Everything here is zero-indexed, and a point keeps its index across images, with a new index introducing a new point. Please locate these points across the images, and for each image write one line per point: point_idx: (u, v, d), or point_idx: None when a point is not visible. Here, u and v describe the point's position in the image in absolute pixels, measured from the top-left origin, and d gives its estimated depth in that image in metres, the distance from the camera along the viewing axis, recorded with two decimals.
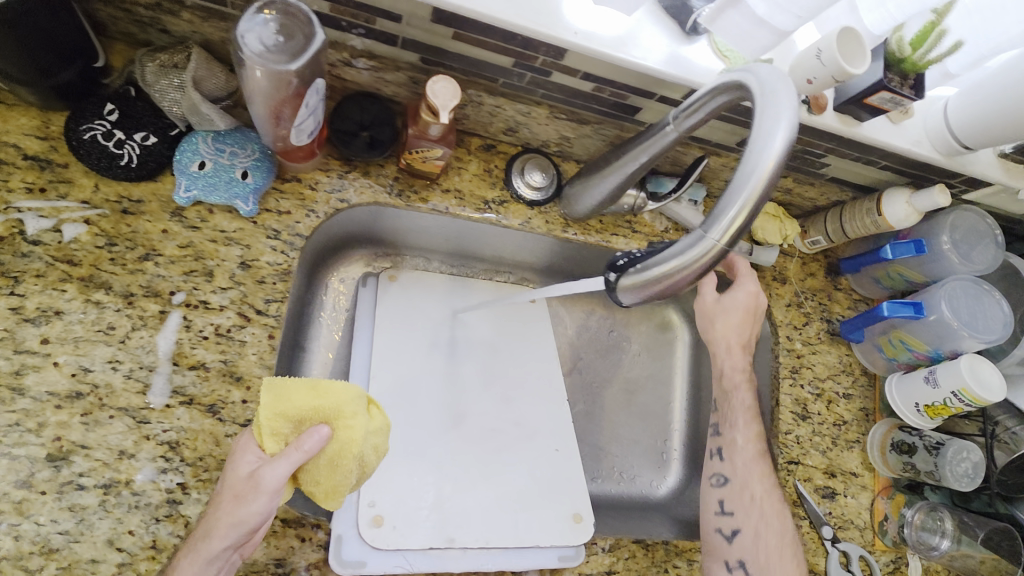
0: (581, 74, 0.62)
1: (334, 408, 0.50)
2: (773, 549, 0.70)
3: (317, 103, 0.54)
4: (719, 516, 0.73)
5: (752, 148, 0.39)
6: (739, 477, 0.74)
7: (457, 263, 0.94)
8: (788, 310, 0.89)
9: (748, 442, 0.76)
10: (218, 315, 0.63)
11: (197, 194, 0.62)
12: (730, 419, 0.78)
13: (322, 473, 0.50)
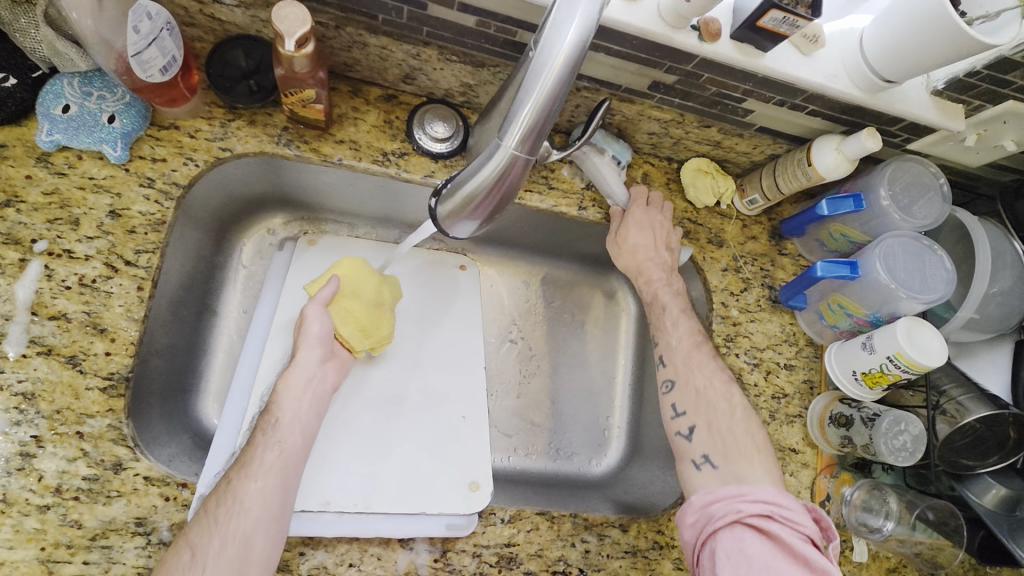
0: (457, 5, 0.58)
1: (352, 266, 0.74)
2: (732, 427, 0.65)
3: (155, 31, 0.52)
4: (674, 420, 0.68)
5: (540, 48, 0.37)
6: (684, 374, 0.70)
7: (384, 229, 0.89)
8: (724, 275, 0.82)
9: (684, 339, 0.72)
10: (83, 265, 0.60)
11: (60, 138, 0.60)
12: (660, 329, 0.74)
13: (367, 310, 0.71)
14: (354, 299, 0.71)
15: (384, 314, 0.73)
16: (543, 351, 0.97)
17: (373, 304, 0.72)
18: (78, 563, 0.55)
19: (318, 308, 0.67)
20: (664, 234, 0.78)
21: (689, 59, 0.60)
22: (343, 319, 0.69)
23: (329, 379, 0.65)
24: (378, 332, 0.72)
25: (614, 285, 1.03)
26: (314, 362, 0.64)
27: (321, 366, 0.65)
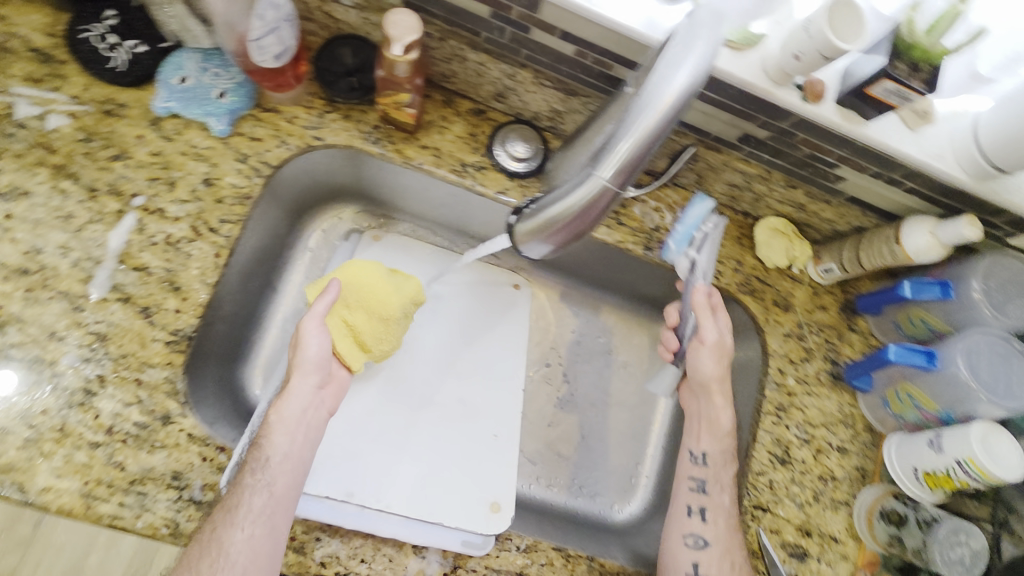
0: (559, 33, 0.58)
1: (361, 272, 0.72)
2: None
3: (278, 22, 0.55)
4: None
5: (652, 81, 0.35)
6: (723, 542, 0.67)
7: (448, 237, 0.90)
8: (785, 340, 0.79)
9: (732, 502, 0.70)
10: (172, 225, 0.64)
11: (174, 106, 0.65)
12: (719, 479, 0.71)
13: (368, 325, 0.70)
14: (358, 310, 0.69)
15: (388, 328, 0.72)
16: (581, 384, 0.96)
17: (378, 319, 0.71)
18: (114, 503, 0.57)
19: (315, 323, 0.63)
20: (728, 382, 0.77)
21: (784, 117, 0.59)
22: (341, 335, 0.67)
23: (327, 404, 0.64)
24: (378, 348, 0.71)
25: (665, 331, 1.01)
26: (310, 390, 0.62)
27: (316, 393, 0.63)
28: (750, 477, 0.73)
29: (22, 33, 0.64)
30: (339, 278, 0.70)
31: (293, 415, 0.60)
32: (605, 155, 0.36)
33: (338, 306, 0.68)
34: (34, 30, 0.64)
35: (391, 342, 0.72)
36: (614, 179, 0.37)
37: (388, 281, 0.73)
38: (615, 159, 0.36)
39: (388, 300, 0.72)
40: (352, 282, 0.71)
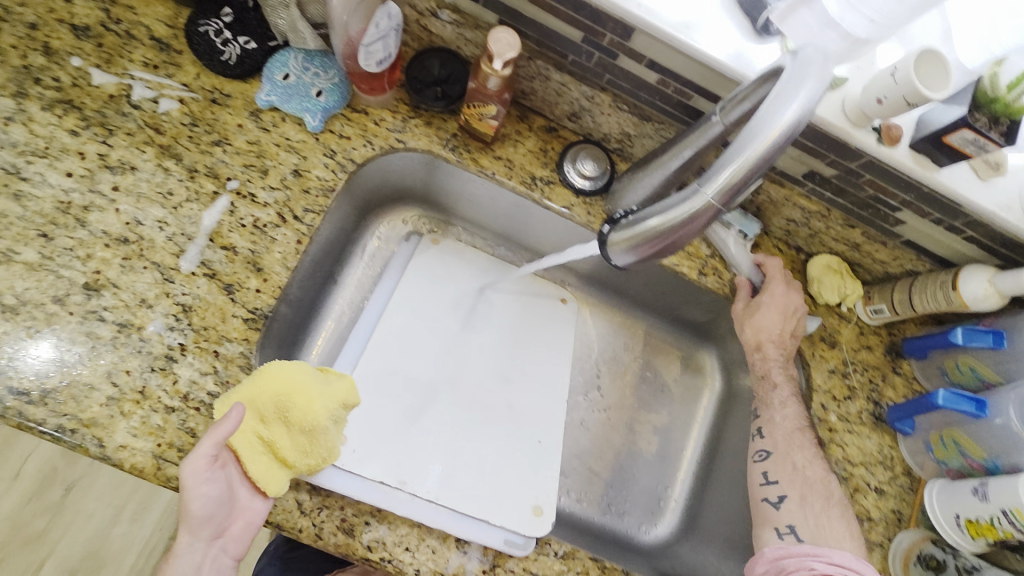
0: (646, 62, 0.62)
1: (272, 385, 0.60)
2: (823, 512, 0.70)
3: (389, 30, 0.60)
4: (765, 487, 0.75)
5: (764, 112, 0.38)
6: (781, 450, 0.76)
7: (500, 247, 0.94)
8: (829, 376, 0.80)
9: (788, 419, 0.77)
10: (261, 210, 0.68)
11: (275, 100, 0.70)
12: (766, 400, 0.80)
13: (289, 437, 0.60)
14: (276, 423, 0.59)
15: (313, 441, 0.61)
16: (615, 403, 0.97)
17: (298, 430, 0.60)
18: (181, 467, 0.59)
19: (199, 472, 0.52)
20: (794, 323, 0.78)
21: (855, 157, 0.61)
22: (251, 457, 0.56)
23: (231, 550, 0.56)
24: (301, 465, 0.59)
25: (703, 359, 1.02)
26: (203, 544, 0.53)
27: (212, 545, 0.55)
28: None
29: (145, 23, 0.69)
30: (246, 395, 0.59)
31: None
32: (711, 174, 0.39)
33: (248, 424, 0.58)
34: (156, 21, 0.69)
35: (321, 451, 0.61)
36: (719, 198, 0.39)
37: (312, 382, 0.62)
38: (722, 180, 0.39)
39: (311, 409, 0.61)
40: (265, 395, 0.59)
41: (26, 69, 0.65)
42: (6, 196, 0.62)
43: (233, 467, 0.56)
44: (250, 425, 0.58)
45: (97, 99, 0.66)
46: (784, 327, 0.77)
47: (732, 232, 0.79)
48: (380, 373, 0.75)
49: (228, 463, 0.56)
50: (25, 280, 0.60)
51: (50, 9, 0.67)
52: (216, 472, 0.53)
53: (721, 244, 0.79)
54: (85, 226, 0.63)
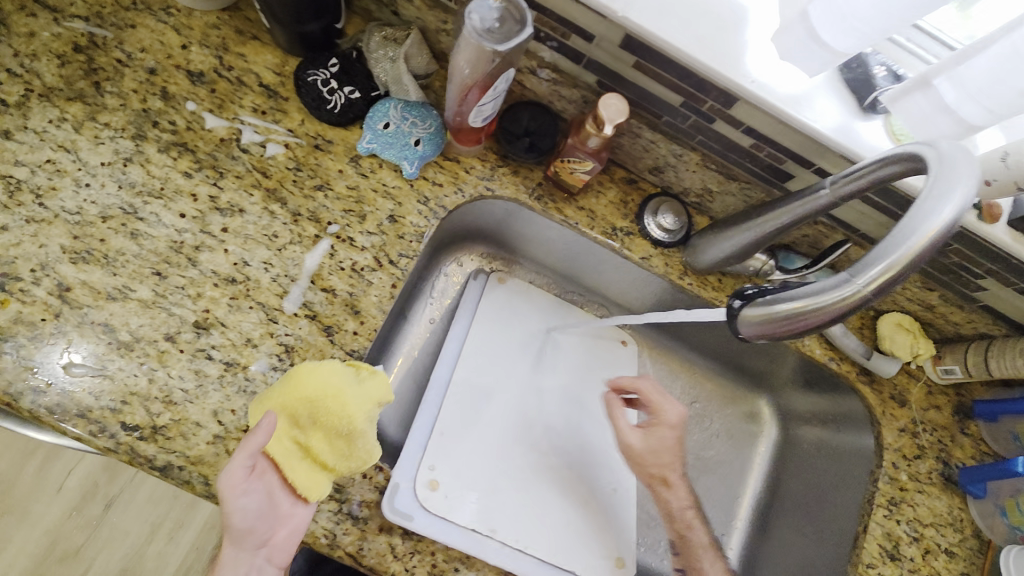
0: (743, 128, 0.65)
1: (303, 390, 0.58)
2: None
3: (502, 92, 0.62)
4: None
5: (919, 211, 0.40)
6: None
7: (563, 287, 0.95)
8: (899, 435, 0.81)
9: (713, 569, 0.77)
10: (359, 254, 0.70)
11: (375, 147, 0.72)
12: (695, 563, 0.78)
13: (328, 443, 0.58)
14: (313, 428, 0.58)
15: (350, 444, 0.58)
16: (672, 447, 0.98)
17: (335, 436, 0.58)
18: None
19: (233, 483, 0.53)
20: (674, 452, 0.78)
21: None
22: (288, 465, 0.56)
23: (274, 560, 0.56)
24: (343, 468, 0.59)
25: (760, 407, 1.02)
26: (247, 555, 0.54)
27: (257, 555, 0.55)
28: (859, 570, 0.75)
29: (255, 70, 0.72)
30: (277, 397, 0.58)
31: None
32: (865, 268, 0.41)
33: (284, 429, 0.57)
34: (265, 68, 0.72)
35: (360, 454, 0.59)
36: (874, 290, 0.40)
37: (347, 384, 0.59)
38: (878, 274, 0.40)
39: (345, 412, 0.58)
40: (298, 400, 0.58)
41: (146, 113, 0.68)
42: (124, 235, 0.64)
43: (272, 474, 0.56)
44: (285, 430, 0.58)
45: (209, 142, 0.69)
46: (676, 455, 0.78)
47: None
48: (458, 416, 0.76)
49: (266, 471, 0.56)
50: (140, 317, 0.63)
51: (168, 55, 0.70)
52: (252, 483, 0.54)
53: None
54: (196, 266, 0.65)
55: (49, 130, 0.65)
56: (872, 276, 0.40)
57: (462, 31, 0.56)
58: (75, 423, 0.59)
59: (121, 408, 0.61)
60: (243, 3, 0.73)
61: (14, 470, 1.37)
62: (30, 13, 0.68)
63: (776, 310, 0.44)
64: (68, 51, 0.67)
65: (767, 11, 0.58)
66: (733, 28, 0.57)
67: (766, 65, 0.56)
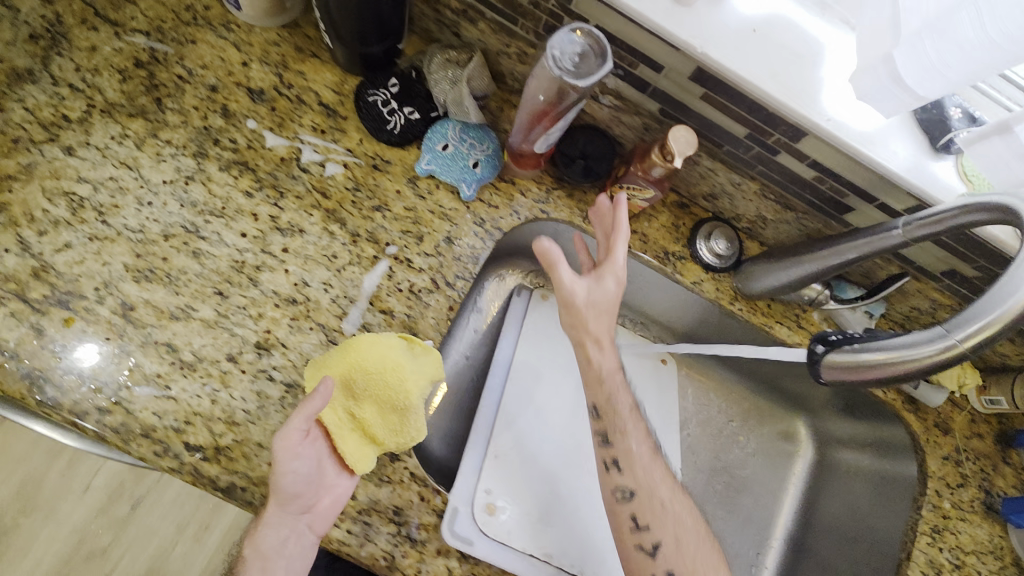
0: (808, 161, 0.65)
1: (356, 362, 0.62)
2: (694, 550, 0.65)
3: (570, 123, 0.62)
4: (636, 534, 0.65)
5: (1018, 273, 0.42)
6: (645, 485, 0.66)
7: None
8: (943, 463, 0.82)
9: (643, 447, 0.67)
10: (416, 275, 0.70)
11: (434, 168, 0.72)
12: (620, 426, 0.67)
13: (379, 416, 0.63)
14: (366, 400, 0.62)
15: (404, 420, 0.63)
16: (708, 465, 0.99)
17: (388, 411, 0.63)
18: (343, 529, 0.62)
19: (289, 445, 0.57)
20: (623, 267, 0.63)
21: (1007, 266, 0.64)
22: (340, 434, 0.61)
23: (315, 529, 0.60)
24: (390, 443, 0.62)
25: (797, 428, 1.04)
26: (293, 519, 0.59)
27: (300, 520, 0.59)
28: None
29: (314, 88, 0.72)
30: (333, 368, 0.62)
31: (268, 547, 0.59)
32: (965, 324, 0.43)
33: (341, 400, 0.63)
34: (324, 87, 0.72)
35: (410, 434, 0.63)
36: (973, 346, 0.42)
37: (400, 361, 0.64)
38: (978, 329, 0.42)
39: (402, 388, 0.63)
40: (353, 373, 0.62)
41: (207, 130, 0.67)
42: (186, 253, 0.64)
43: (324, 442, 0.61)
44: (341, 401, 0.63)
45: (270, 161, 0.69)
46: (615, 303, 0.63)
47: (856, 311, 0.78)
48: (511, 439, 0.76)
49: (319, 438, 0.61)
50: (202, 337, 0.63)
51: (229, 72, 0.69)
52: (306, 447, 0.58)
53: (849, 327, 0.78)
54: (257, 286, 0.65)
55: (111, 147, 0.64)
56: (970, 332, 0.42)
57: (543, 63, 0.56)
58: (139, 443, 0.59)
59: (184, 429, 0.60)
60: (303, 21, 0.73)
61: (39, 471, 1.34)
62: (90, 27, 0.67)
63: (862, 357, 0.46)
64: (129, 66, 0.66)
65: (846, 49, 0.58)
66: (812, 64, 0.57)
67: (843, 103, 0.57)
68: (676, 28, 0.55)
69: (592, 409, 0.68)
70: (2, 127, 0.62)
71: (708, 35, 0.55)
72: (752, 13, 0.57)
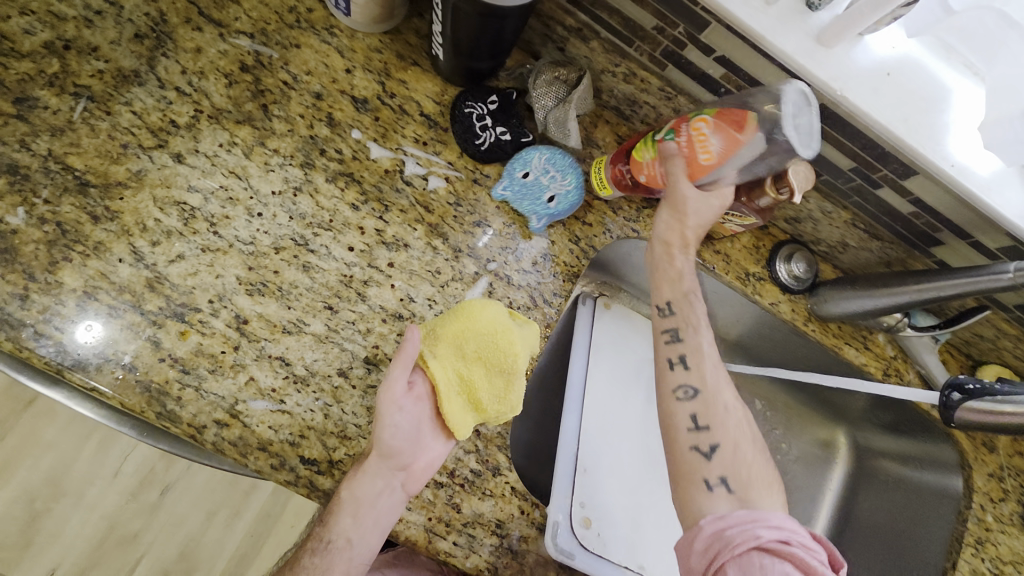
0: (910, 197, 0.67)
1: (465, 321, 0.61)
2: (751, 459, 0.62)
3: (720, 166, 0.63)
4: (693, 433, 0.62)
5: None
6: (712, 387, 0.64)
7: None
8: (987, 479, 0.86)
9: (712, 348, 0.66)
10: (515, 292, 0.71)
11: (509, 195, 0.70)
12: (694, 322, 0.66)
13: (486, 380, 0.61)
14: (476, 362, 0.61)
15: (508, 387, 0.62)
16: None
17: (493, 376, 0.61)
18: (449, 540, 0.64)
19: (389, 396, 0.57)
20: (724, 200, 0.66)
21: None
22: (446, 395, 0.59)
23: (405, 488, 0.60)
24: (492, 410, 0.61)
25: (836, 437, 1.09)
26: (387, 475, 0.59)
27: (396, 476, 0.60)
28: None
29: (416, 98, 0.71)
30: (443, 325, 0.62)
31: (364, 496, 0.58)
32: None
33: (449, 358, 0.60)
34: (426, 97, 0.71)
35: (512, 402, 0.62)
36: None
37: (510, 327, 0.62)
38: None
39: (510, 351, 0.61)
40: (466, 332, 0.61)
41: (313, 140, 0.67)
42: (296, 267, 0.64)
43: (426, 404, 0.62)
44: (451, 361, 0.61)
45: (374, 173, 0.68)
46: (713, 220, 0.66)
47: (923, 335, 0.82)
48: (593, 452, 0.79)
49: (423, 399, 0.62)
50: (314, 351, 0.63)
51: (333, 79, 0.69)
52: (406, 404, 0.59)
53: (915, 351, 0.83)
54: (365, 300, 0.65)
55: (220, 155, 0.64)
56: None
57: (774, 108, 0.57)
58: (256, 457, 0.59)
59: (299, 443, 0.61)
60: (404, 27, 0.72)
61: (64, 459, 1.27)
62: (196, 27, 0.66)
63: (1004, 408, 0.62)
64: (235, 71, 0.66)
65: (973, 99, 0.60)
66: (939, 107, 0.59)
67: (968, 149, 0.59)
68: (819, 69, 0.56)
69: (664, 306, 0.67)
70: (111, 132, 0.61)
71: (847, 76, 0.56)
72: (885, 55, 0.58)
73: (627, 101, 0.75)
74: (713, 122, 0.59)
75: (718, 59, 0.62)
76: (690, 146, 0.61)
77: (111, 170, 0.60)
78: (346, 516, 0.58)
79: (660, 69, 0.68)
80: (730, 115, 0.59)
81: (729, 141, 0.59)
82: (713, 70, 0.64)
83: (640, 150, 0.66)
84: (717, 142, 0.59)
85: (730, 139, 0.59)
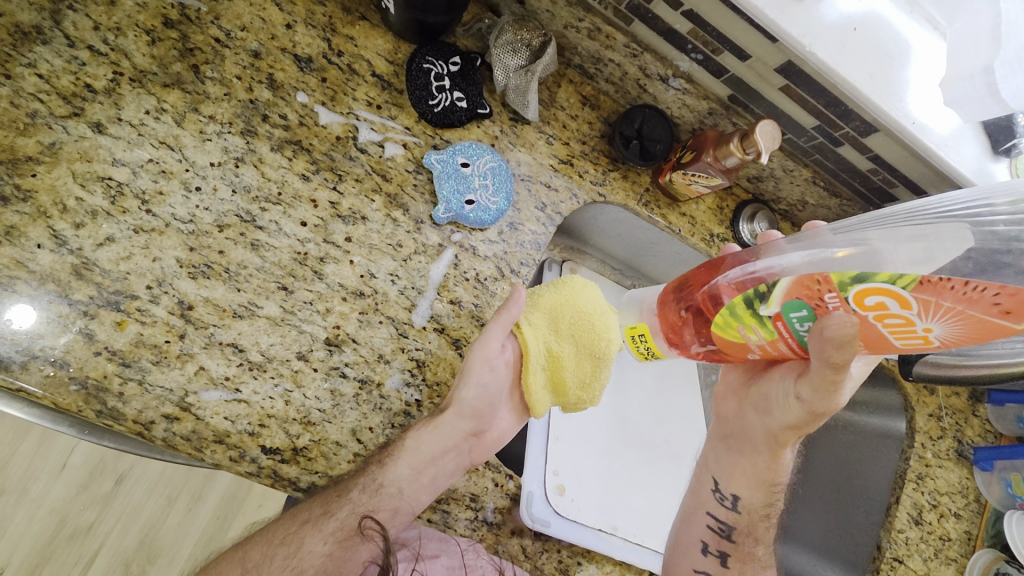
0: (869, 153, 0.67)
1: (567, 295, 0.59)
2: None
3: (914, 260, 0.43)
4: None
5: None
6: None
7: (626, 273, 0.97)
8: (928, 419, 0.89)
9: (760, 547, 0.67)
10: (482, 263, 0.68)
11: (436, 168, 0.65)
12: (750, 527, 0.67)
13: (575, 360, 0.59)
14: (569, 340, 0.58)
15: (596, 373, 0.59)
16: None
17: (585, 357, 0.58)
18: (423, 518, 0.63)
19: (479, 354, 0.58)
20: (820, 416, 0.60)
21: None
22: (535, 368, 0.59)
23: (471, 453, 0.62)
24: (573, 394, 0.60)
25: None
26: (455, 435, 0.60)
27: (465, 441, 0.61)
28: (891, 532, 0.83)
29: (367, 56, 0.65)
30: (541, 295, 0.60)
31: (428, 451, 0.59)
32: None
33: (543, 330, 0.59)
34: (377, 55, 0.66)
35: (595, 392, 0.60)
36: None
37: (609, 311, 0.60)
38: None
39: (606, 336, 0.58)
40: (566, 307, 0.59)
41: (253, 104, 0.61)
42: (243, 245, 0.59)
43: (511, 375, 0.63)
44: (544, 334, 0.59)
45: (325, 140, 0.63)
46: (797, 422, 0.62)
47: None
48: (570, 421, 0.80)
49: (510, 368, 0.62)
50: (270, 336, 0.59)
51: (272, 35, 0.62)
52: (495, 365, 0.60)
53: None
54: (322, 279, 0.61)
55: (147, 123, 0.57)
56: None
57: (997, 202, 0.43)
58: (213, 450, 0.55)
59: (259, 432, 0.57)
60: None
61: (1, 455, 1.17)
62: None
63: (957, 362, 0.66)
64: (157, 26, 0.59)
65: (935, 54, 0.59)
66: (900, 63, 0.58)
67: (927, 107, 0.59)
68: (787, 24, 0.54)
69: (726, 495, 0.69)
70: (13, 99, 0.53)
71: (815, 32, 0.54)
72: (852, 10, 0.56)
73: (590, 59, 0.71)
74: (953, 307, 0.40)
75: (685, 13, 0.59)
76: (865, 323, 0.44)
77: (18, 143, 0.53)
78: (395, 471, 0.58)
79: (626, 24, 0.64)
80: (1013, 298, 0.38)
81: (989, 329, 0.40)
82: (680, 25, 0.61)
83: (742, 327, 0.50)
84: (946, 328, 0.41)
85: (977, 325, 0.40)
